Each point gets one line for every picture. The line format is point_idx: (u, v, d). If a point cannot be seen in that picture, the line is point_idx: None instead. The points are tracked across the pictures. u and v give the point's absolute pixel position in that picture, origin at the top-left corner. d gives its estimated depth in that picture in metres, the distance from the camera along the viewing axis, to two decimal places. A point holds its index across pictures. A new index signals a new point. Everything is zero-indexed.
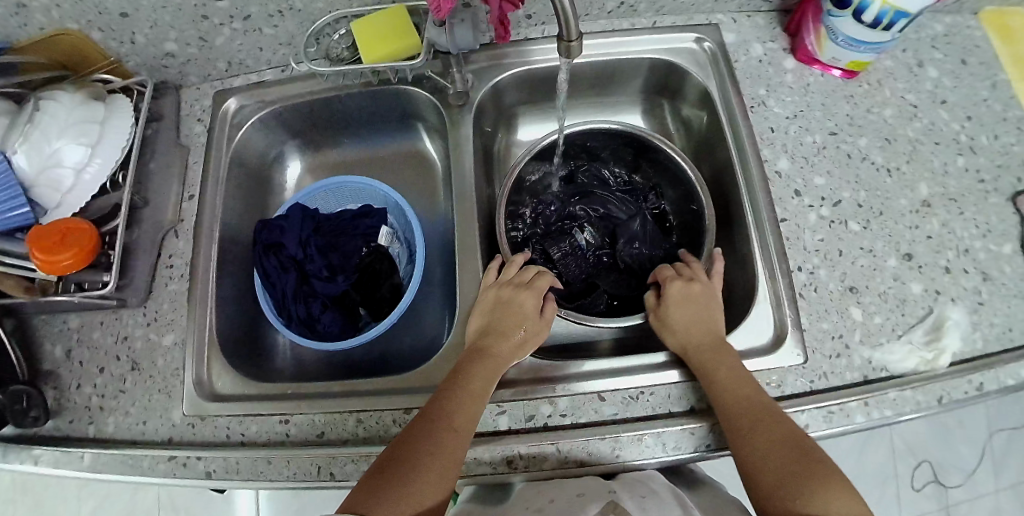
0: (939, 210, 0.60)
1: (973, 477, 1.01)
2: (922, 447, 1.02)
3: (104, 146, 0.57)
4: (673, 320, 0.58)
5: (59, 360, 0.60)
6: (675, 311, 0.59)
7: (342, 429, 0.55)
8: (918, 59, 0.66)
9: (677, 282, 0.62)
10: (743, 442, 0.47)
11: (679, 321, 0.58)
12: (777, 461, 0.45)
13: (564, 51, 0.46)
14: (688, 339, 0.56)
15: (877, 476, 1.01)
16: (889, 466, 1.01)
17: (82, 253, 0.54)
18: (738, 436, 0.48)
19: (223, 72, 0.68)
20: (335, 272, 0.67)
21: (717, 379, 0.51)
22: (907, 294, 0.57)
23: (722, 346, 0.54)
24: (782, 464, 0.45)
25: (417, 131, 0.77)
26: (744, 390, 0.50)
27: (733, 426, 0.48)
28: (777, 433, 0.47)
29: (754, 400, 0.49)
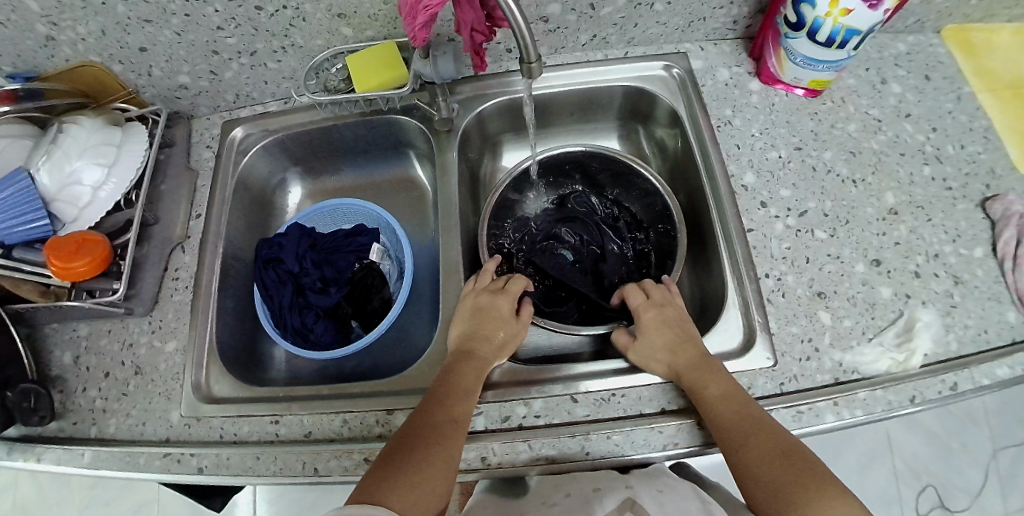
0: (907, 217, 0.62)
1: (980, 499, 1.03)
2: (924, 470, 1.05)
3: (119, 168, 0.64)
4: (650, 346, 0.57)
5: (68, 366, 0.65)
6: (651, 336, 0.58)
7: (328, 427, 0.57)
8: (881, 77, 0.69)
9: (651, 307, 0.62)
10: (744, 455, 0.46)
11: (658, 344, 0.57)
12: (777, 477, 0.44)
13: (525, 71, 0.49)
14: (669, 358, 0.55)
15: (881, 499, 1.03)
16: (892, 488, 1.04)
17: (96, 261, 0.59)
18: (738, 450, 0.47)
19: (231, 103, 0.75)
20: (328, 284, 0.71)
21: (706, 393, 0.51)
22: (876, 298, 0.58)
23: (706, 362, 0.54)
24: (782, 472, 0.44)
25: (409, 158, 0.82)
26: (733, 406, 0.49)
27: (732, 440, 0.47)
28: (773, 449, 0.46)
29: (746, 418, 0.49)
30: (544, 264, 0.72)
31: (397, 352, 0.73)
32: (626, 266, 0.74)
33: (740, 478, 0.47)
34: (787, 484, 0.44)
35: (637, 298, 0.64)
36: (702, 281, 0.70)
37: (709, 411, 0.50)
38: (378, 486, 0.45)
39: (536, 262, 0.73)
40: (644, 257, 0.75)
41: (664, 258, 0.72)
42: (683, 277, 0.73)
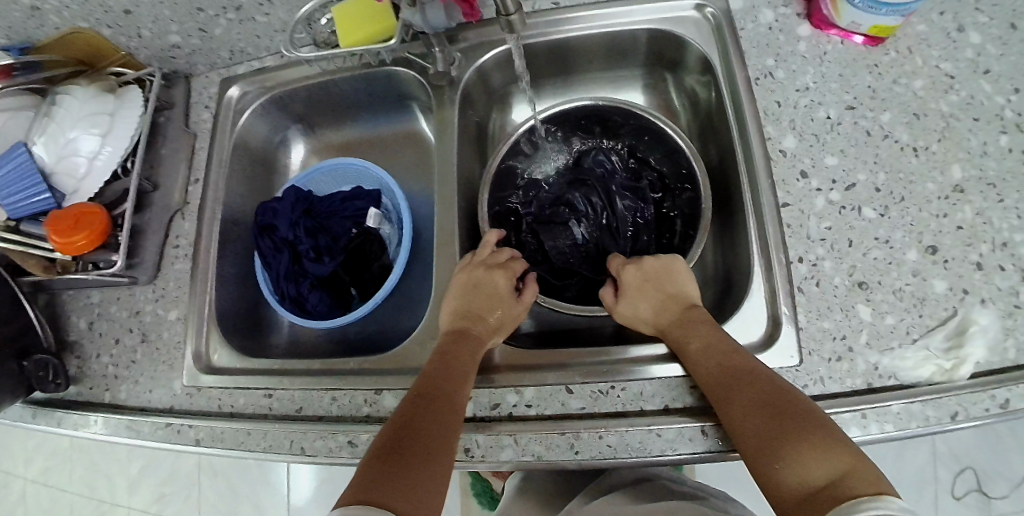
0: (974, 196, 0.52)
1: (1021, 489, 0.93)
2: (966, 453, 0.95)
3: (114, 136, 0.61)
4: (636, 312, 0.54)
5: (83, 331, 0.66)
6: (637, 300, 0.54)
7: (318, 405, 0.55)
8: (958, 23, 0.57)
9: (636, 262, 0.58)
10: (731, 410, 0.42)
11: (645, 306, 0.53)
12: (766, 430, 0.40)
13: (506, 25, 0.47)
14: (660, 319, 0.52)
15: (914, 480, 0.95)
16: (927, 471, 0.95)
17: (94, 234, 0.58)
18: (725, 405, 0.43)
19: (226, 60, 0.71)
20: (321, 253, 0.67)
21: (693, 349, 0.47)
22: (928, 293, 0.49)
23: (694, 319, 0.50)
24: (768, 426, 0.40)
25: (413, 112, 0.76)
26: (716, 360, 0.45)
27: (718, 394, 0.43)
28: (761, 401, 0.41)
29: (731, 371, 0.44)
30: (551, 235, 0.66)
31: (400, 320, 0.69)
32: (644, 234, 0.66)
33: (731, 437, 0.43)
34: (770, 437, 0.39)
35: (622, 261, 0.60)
36: (727, 257, 0.61)
37: (693, 369, 0.46)
38: (380, 480, 0.38)
39: (544, 231, 0.66)
40: (664, 223, 0.66)
41: (686, 228, 0.63)
42: (708, 253, 0.65)
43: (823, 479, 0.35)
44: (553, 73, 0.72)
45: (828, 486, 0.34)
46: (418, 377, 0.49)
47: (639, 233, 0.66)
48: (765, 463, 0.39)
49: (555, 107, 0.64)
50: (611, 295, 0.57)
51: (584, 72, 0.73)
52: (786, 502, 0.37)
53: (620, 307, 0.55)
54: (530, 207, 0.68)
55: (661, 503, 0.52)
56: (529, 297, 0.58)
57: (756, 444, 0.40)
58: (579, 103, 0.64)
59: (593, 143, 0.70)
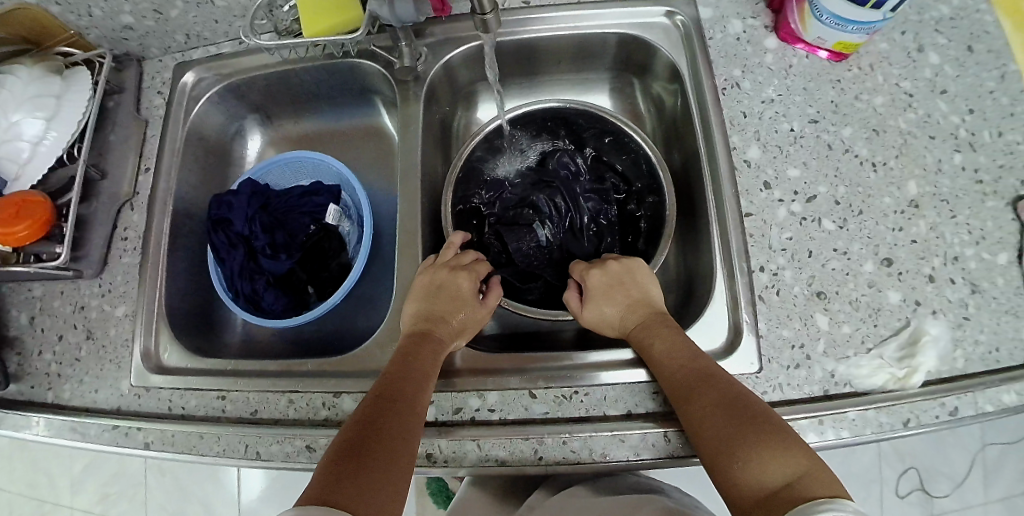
0: (928, 211, 0.53)
1: (963, 487, 0.95)
2: (911, 452, 0.95)
3: (60, 120, 0.58)
4: (602, 314, 0.53)
5: (23, 327, 0.62)
6: (603, 303, 0.54)
7: (274, 407, 0.53)
8: (918, 43, 0.59)
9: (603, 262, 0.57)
10: (694, 412, 0.42)
11: (610, 307, 0.53)
12: (727, 431, 0.40)
13: (480, 24, 0.47)
14: (625, 323, 0.52)
15: (863, 477, 0.95)
16: (875, 469, 0.95)
17: (38, 224, 0.55)
18: (688, 407, 0.43)
19: (182, 44, 0.67)
20: (278, 249, 0.63)
21: (656, 352, 0.47)
22: (883, 303, 0.51)
23: (658, 321, 0.50)
24: (728, 427, 0.40)
25: (376, 105, 0.72)
26: (679, 362, 0.45)
27: (680, 396, 0.43)
28: (722, 403, 0.41)
29: (694, 373, 0.44)
30: (515, 238, 0.63)
31: (361, 319, 0.66)
32: (608, 237, 0.65)
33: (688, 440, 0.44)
34: (728, 438, 0.39)
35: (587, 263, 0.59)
36: (691, 262, 0.62)
37: (656, 370, 0.46)
38: (338, 485, 0.37)
39: (508, 233, 0.64)
40: (628, 225, 0.65)
41: (650, 231, 0.62)
42: (672, 257, 0.65)
43: (779, 482, 0.36)
44: (525, 72, 0.71)
45: (784, 489, 0.35)
46: (377, 380, 0.47)
47: (602, 234, 0.65)
48: (722, 463, 0.39)
49: (523, 108, 0.63)
50: (576, 299, 0.57)
51: (555, 72, 0.72)
52: (740, 503, 0.37)
53: (587, 309, 0.54)
54: (493, 207, 0.66)
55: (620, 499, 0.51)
56: (492, 302, 0.56)
57: (714, 445, 0.40)
58: (544, 104, 0.63)
59: (558, 145, 0.68)
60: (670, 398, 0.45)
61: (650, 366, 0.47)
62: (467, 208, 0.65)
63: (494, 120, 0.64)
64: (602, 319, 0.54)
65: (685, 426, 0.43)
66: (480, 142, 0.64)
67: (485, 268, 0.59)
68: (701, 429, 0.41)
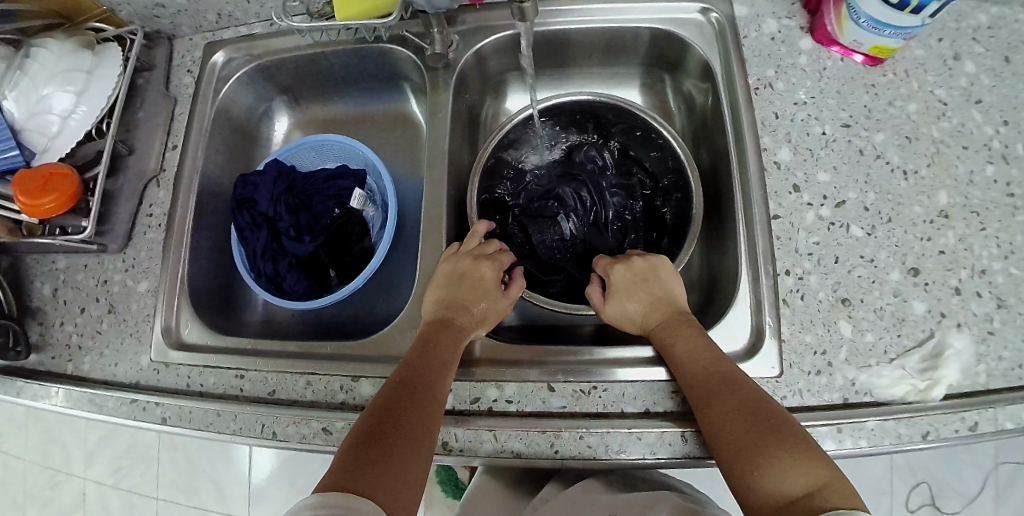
0: (958, 222, 0.53)
1: (973, 504, 0.94)
2: (922, 466, 0.95)
3: (90, 95, 0.59)
4: (623, 310, 0.53)
5: (46, 298, 0.63)
6: (625, 300, 0.54)
7: (292, 389, 0.54)
8: (955, 51, 0.58)
9: (626, 258, 0.57)
10: (713, 413, 0.42)
11: (632, 304, 0.53)
12: (746, 435, 0.40)
13: (518, 12, 0.47)
14: (647, 320, 0.52)
15: (871, 489, 0.95)
16: (884, 482, 0.95)
17: (64, 197, 0.55)
18: (707, 408, 0.43)
19: (213, 24, 0.67)
20: (302, 231, 0.63)
21: (677, 352, 0.47)
22: (908, 313, 0.50)
23: (680, 321, 0.50)
24: (747, 432, 0.40)
25: (405, 91, 0.72)
26: (701, 363, 0.45)
27: (700, 397, 0.43)
28: (742, 407, 0.41)
29: (715, 376, 0.44)
30: (539, 230, 0.63)
31: (380, 305, 0.66)
32: (632, 233, 0.65)
33: (706, 441, 0.43)
34: (747, 443, 0.39)
35: (610, 258, 0.59)
36: (713, 262, 0.61)
37: (676, 369, 0.46)
38: (358, 469, 0.37)
39: (532, 225, 0.64)
40: (652, 222, 0.65)
41: (676, 230, 0.62)
42: (695, 256, 0.65)
43: (799, 490, 0.36)
44: (552, 64, 0.71)
45: (804, 498, 0.35)
46: (399, 365, 0.47)
47: (626, 230, 0.65)
48: (740, 467, 0.39)
49: (554, 99, 0.62)
50: (598, 293, 0.57)
51: (583, 66, 0.71)
52: (758, 509, 0.37)
53: (608, 305, 0.54)
54: (519, 198, 0.67)
55: (633, 494, 0.51)
56: (513, 294, 0.56)
57: (733, 448, 0.40)
58: (575, 97, 0.63)
59: (585, 139, 0.68)
60: (689, 398, 0.45)
61: (669, 365, 0.47)
62: (491, 198, 0.65)
63: (523, 110, 0.63)
64: (622, 315, 0.54)
65: (703, 427, 0.43)
66: (508, 133, 0.64)
67: (508, 259, 0.58)
68: (720, 431, 0.41)
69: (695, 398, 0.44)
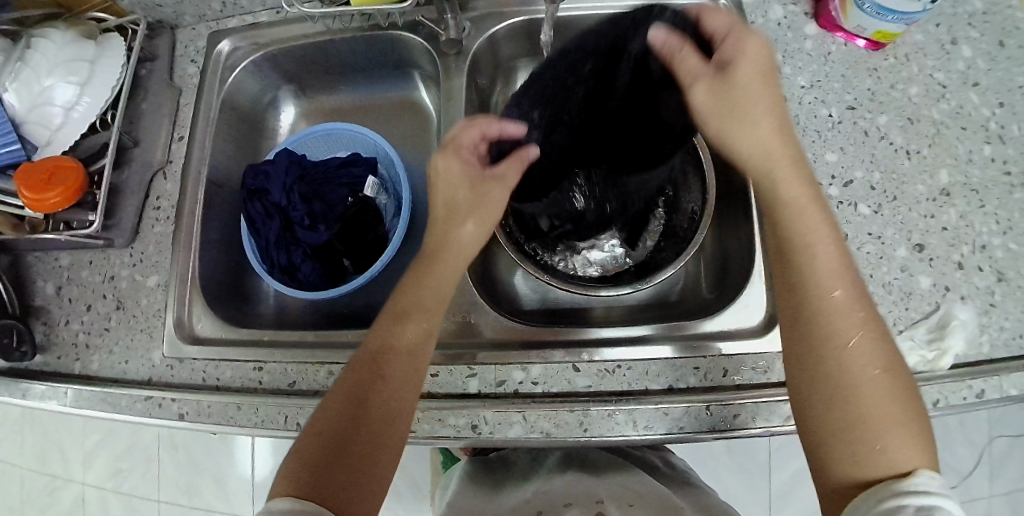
0: (959, 200, 0.55)
1: (967, 478, 0.97)
2: None
3: (93, 86, 0.57)
4: (751, 133, 0.43)
5: (50, 297, 0.62)
6: (758, 129, 0.43)
7: (313, 379, 0.53)
8: (952, 36, 0.60)
9: (763, 40, 0.43)
10: (854, 362, 0.38)
11: (749, 134, 0.43)
12: (881, 398, 0.37)
13: None
14: (774, 157, 0.43)
15: None
16: None
17: (70, 191, 0.54)
18: (849, 353, 0.38)
19: (217, 12, 0.66)
20: (316, 221, 0.62)
21: (823, 267, 0.41)
22: (915, 288, 0.52)
23: (826, 228, 0.42)
24: (884, 394, 0.37)
25: (413, 80, 0.72)
26: (840, 287, 0.40)
27: (842, 340, 0.39)
28: (885, 368, 0.38)
29: (856, 314, 0.40)
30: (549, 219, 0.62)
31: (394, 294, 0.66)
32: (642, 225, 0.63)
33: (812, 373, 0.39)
34: (887, 409, 0.36)
35: (732, 20, 0.44)
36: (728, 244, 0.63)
37: (819, 292, 0.40)
38: (315, 471, 0.38)
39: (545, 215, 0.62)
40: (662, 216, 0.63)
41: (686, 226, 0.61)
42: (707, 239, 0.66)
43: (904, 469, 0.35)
44: None
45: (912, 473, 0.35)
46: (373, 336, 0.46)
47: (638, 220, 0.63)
48: (870, 428, 0.36)
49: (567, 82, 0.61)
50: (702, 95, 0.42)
51: None
52: (875, 466, 0.35)
53: (739, 130, 0.43)
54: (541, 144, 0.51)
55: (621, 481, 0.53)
56: (523, 169, 0.52)
57: (867, 405, 0.37)
58: None
59: None
60: (824, 323, 0.39)
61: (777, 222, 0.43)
62: (506, 190, 0.61)
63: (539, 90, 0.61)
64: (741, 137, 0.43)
65: (830, 366, 0.38)
66: None
67: (515, 129, 0.52)
68: (861, 381, 0.37)
69: (827, 327, 0.39)
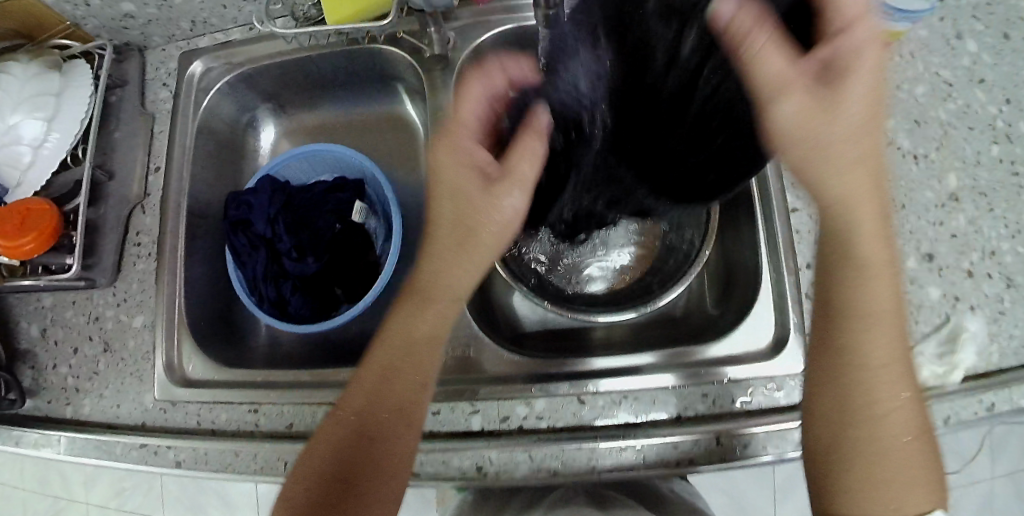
0: (967, 204, 0.53)
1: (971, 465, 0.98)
2: None
3: (61, 119, 0.55)
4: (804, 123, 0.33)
5: (36, 339, 0.60)
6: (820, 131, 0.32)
7: (309, 421, 0.51)
8: (957, 29, 0.58)
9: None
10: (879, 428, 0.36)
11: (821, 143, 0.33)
12: (900, 462, 0.36)
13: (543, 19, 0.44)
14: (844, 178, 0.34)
15: None
16: None
17: (44, 235, 0.52)
18: (875, 422, 0.36)
19: (187, 31, 0.62)
20: (305, 252, 0.60)
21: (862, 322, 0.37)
22: (923, 300, 0.51)
23: (876, 276, 0.37)
24: (903, 458, 0.36)
25: (399, 94, 0.69)
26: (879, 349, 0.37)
27: (868, 407, 0.36)
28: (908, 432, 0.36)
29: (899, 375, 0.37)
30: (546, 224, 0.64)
31: None
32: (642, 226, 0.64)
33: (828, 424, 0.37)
34: (902, 473, 0.36)
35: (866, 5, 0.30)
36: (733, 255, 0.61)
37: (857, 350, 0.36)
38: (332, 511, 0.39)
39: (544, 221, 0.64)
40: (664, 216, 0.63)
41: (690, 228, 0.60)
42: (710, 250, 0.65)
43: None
44: None
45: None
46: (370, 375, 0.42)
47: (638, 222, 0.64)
48: (878, 484, 0.36)
49: None
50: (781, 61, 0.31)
51: None
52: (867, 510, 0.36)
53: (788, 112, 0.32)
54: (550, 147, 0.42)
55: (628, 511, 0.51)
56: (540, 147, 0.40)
57: (890, 469, 0.36)
58: None
59: None
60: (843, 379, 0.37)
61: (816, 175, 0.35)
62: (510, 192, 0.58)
63: None
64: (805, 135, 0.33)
65: (852, 428, 0.36)
66: None
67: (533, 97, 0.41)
68: (882, 447, 0.36)
69: (864, 367, 0.36)
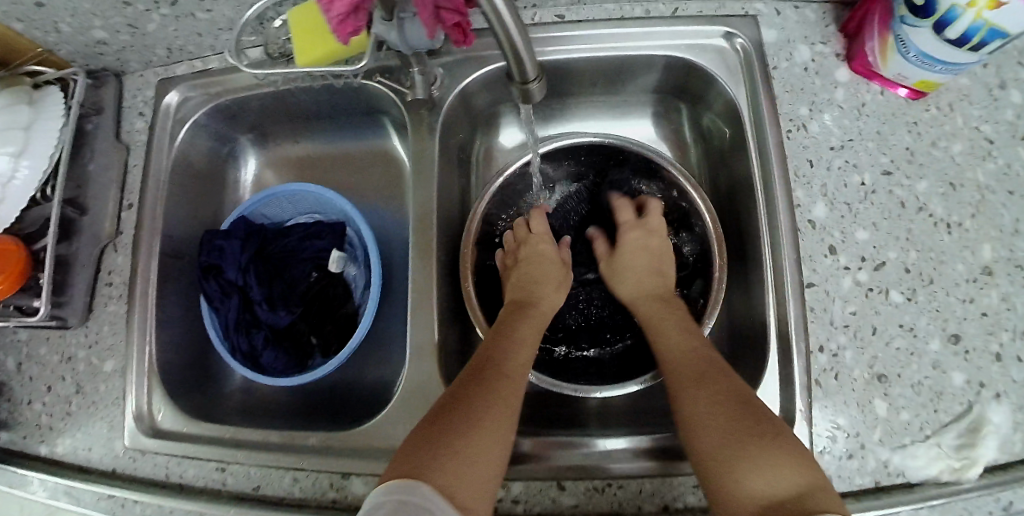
0: (1001, 279, 0.48)
1: None
2: None
3: (31, 154, 0.51)
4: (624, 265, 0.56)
5: (11, 373, 0.58)
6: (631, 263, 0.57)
7: (278, 484, 0.50)
8: (1000, 78, 0.52)
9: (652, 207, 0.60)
10: (702, 428, 0.40)
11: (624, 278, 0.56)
12: (732, 437, 0.38)
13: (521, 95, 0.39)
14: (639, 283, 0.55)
15: None
16: None
17: (9, 277, 0.49)
18: (694, 424, 0.40)
19: (164, 58, 0.59)
20: (277, 302, 0.57)
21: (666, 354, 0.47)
22: (945, 387, 0.46)
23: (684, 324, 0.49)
24: (733, 436, 0.38)
25: (386, 127, 0.65)
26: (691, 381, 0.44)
27: (682, 413, 0.42)
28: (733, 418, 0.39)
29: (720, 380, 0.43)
30: None
31: (370, 371, 0.61)
32: None
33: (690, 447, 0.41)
34: (735, 449, 0.37)
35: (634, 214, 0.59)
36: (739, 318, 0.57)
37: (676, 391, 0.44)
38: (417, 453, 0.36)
39: None
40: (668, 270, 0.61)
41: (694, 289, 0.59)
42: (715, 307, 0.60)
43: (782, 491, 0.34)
44: (552, 94, 0.64)
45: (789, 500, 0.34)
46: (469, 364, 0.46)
47: None
48: (725, 470, 0.37)
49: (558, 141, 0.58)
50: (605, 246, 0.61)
51: (586, 95, 0.64)
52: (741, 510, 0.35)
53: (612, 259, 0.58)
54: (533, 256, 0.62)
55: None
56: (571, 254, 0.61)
57: (719, 451, 0.38)
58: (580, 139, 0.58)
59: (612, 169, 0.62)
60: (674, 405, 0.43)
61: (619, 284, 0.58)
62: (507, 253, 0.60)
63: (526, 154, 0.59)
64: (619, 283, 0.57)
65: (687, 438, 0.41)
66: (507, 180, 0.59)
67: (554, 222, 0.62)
68: (708, 439, 0.39)
69: (682, 387, 0.44)
